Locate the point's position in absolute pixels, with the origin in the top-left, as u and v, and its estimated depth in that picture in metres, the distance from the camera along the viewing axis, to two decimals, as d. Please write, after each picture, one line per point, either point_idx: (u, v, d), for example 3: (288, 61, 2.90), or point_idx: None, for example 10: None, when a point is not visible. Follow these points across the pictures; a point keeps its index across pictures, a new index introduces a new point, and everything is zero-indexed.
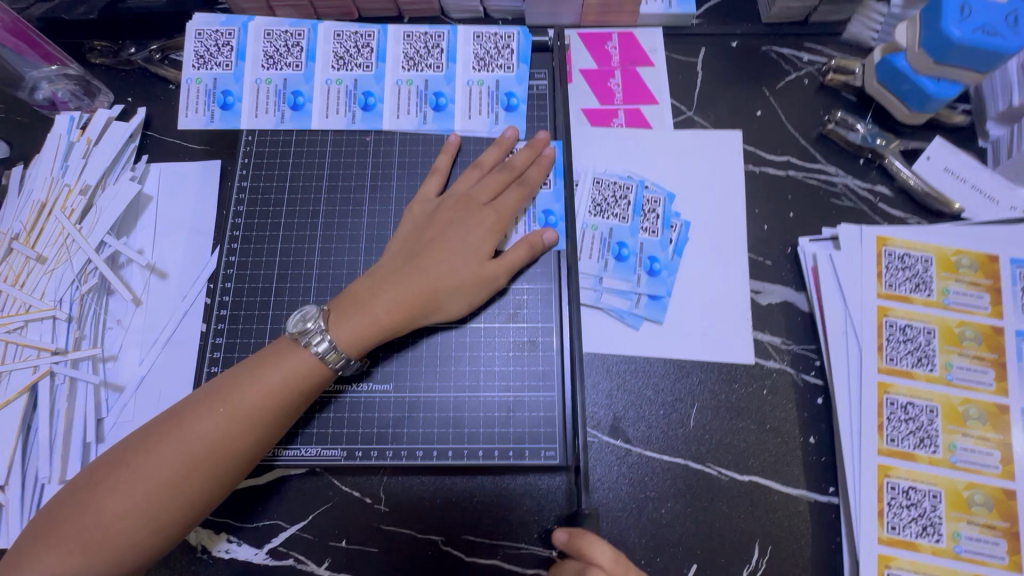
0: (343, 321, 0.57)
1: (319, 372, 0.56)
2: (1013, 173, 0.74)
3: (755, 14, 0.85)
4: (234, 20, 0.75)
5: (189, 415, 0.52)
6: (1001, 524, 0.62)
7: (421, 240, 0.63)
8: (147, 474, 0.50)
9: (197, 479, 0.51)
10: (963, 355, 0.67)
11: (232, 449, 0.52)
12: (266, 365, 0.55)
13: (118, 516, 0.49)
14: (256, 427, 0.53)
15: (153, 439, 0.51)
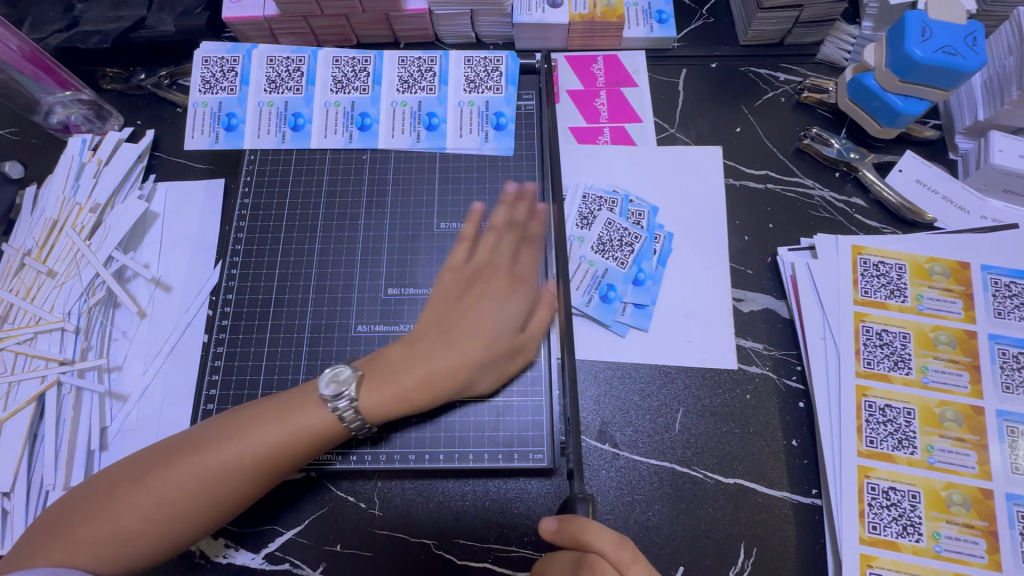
0: (374, 389, 0.58)
1: (334, 428, 0.56)
2: (982, 183, 0.78)
3: (733, 37, 0.90)
4: (239, 48, 0.79)
5: (201, 448, 0.53)
6: (979, 524, 0.63)
7: (447, 309, 0.63)
8: (154, 496, 0.52)
9: (194, 507, 0.52)
10: (938, 358, 0.70)
11: (237, 480, 0.53)
12: (284, 412, 0.56)
13: (119, 529, 0.51)
14: (260, 471, 0.54)
15: (163, 465, 0.53)
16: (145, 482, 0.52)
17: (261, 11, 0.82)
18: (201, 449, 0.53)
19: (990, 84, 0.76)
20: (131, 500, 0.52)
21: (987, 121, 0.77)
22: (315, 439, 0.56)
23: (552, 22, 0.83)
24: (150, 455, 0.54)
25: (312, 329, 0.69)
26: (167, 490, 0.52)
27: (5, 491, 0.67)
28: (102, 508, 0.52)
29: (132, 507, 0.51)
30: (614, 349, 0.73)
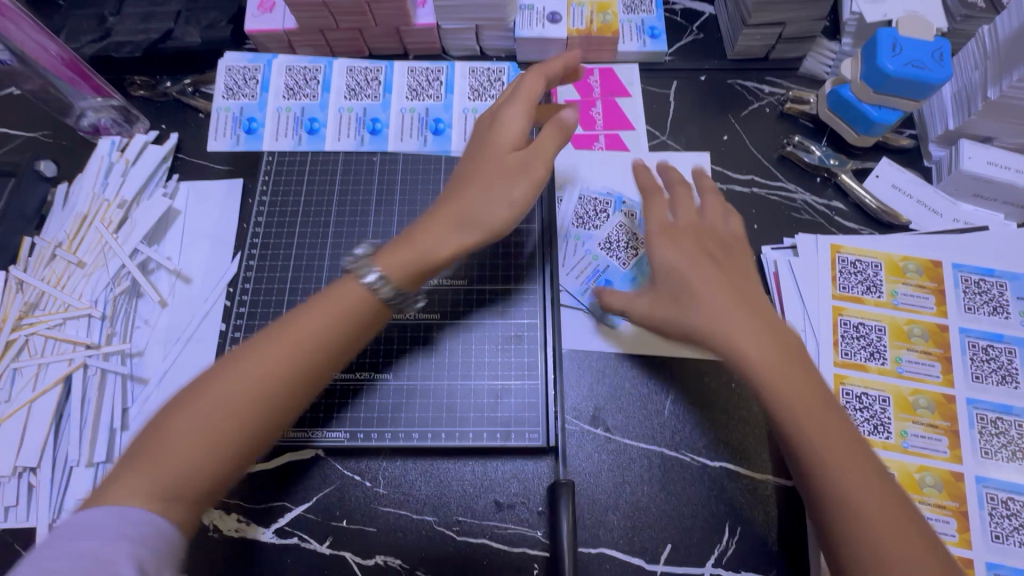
0: (404, 263, 0.58)
1: (369, 304, 0.57)
2: (953, 188, 0.83)
3: (720, 52, 0.96)
4: (260, 58, 0.85)
5: (268, 347, 0.53)
6: (951, 504, 0.67)
7: (455, 190, 0.63)
8: (225, 398, 0.50)
9: (262, 402, 0.51)
10: (911, 349, 0.74)
11: (291, 369, 0.53)
12: (315, 304, 0.57)
13: (186, 453, 0.48)
14: (315, 350, 0.54)
15: (208, 379, 0.52)
16: (198, 399, 0.50)
17: (281, 24, 0.88)
18: (276, 343, 0.54)
19: (959, 96, 0.81)
20: (183, 420, 0.50)
21: (957, 130, 0.82)
22: (367, 319, 0.57)
23: (551, 36, 0.89)
24: (195, 378, 0.52)
25: None
26: (239, 395, 0.51)
27: (32, 466, 0.71)
28: (157, 439, 0.49)
29: (211, 422, 0.50)
30: (598, 342, 0.77)
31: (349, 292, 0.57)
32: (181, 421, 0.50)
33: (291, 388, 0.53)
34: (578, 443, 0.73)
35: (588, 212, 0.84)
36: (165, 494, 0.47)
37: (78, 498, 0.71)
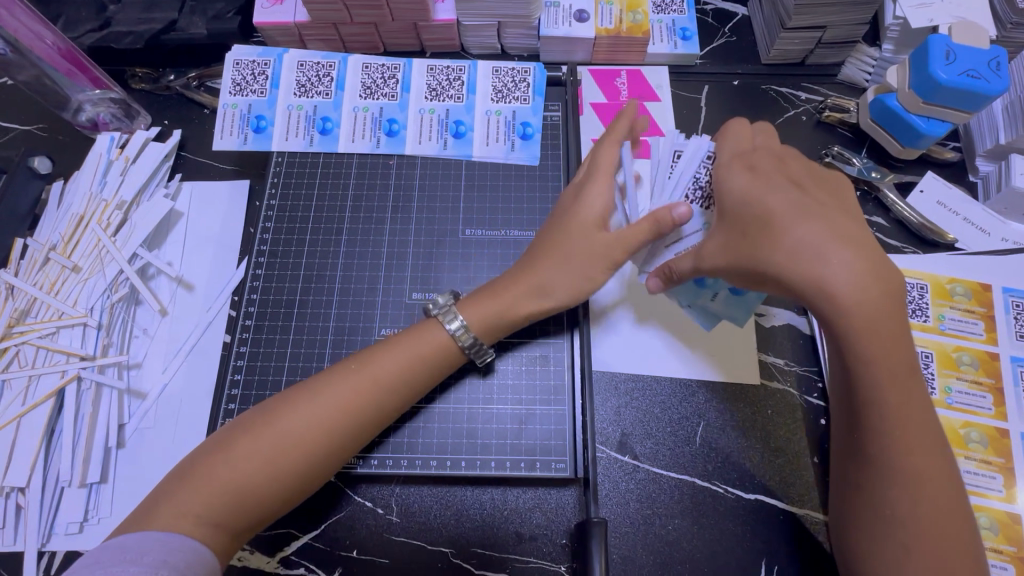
0: (489, 316, 0.62)
1: (445, 347, 0.61)
2: (1003, 206, 0.78)
3: (754, 56, 0.91)
4: (270, 52, 0.80)
5: (343, 380, 0.57)
6: (1008, 548, 0.63)
7: (555, 237, 0.63)
8: (283, 436, 0.54)
9: (319, 442, 0.54)
10: (962, 379, 0.70)
11: (354, 413, 0.56)
12: (392, 343, 0.60)
13: (251, 475, 0.52)
14: (380, 398, 0.57)
15: (285, 404, 0.56)
16: (274, 423, 0.54)
17: (292, 17, 0.83)
18: (350, 379, 0.57)
19: (1011, 108, 0.77)
20: (252, 443, 0.53)
21: (1008, 144, 0.77)
22: (439, 364, 0.61)
23: (578, 35, 0.84)
24: (278, 398, 0.57)
25: (336, 331, 0.69)
26: (308, 426, 0.54)
27: (21, 486, 0.66)
28: (226, 457, 0.53)
29: (279, 446, 0.53)
30: (641, 363, 0.73)
31: (429, 333, 0.61)
32: (251, 443, 0.53)
33: (355, 423, 0.56)
34: (605, 471, 0.68)
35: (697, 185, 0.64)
36: (217, 515, 0.51)
37: (68, 521, 0.66)
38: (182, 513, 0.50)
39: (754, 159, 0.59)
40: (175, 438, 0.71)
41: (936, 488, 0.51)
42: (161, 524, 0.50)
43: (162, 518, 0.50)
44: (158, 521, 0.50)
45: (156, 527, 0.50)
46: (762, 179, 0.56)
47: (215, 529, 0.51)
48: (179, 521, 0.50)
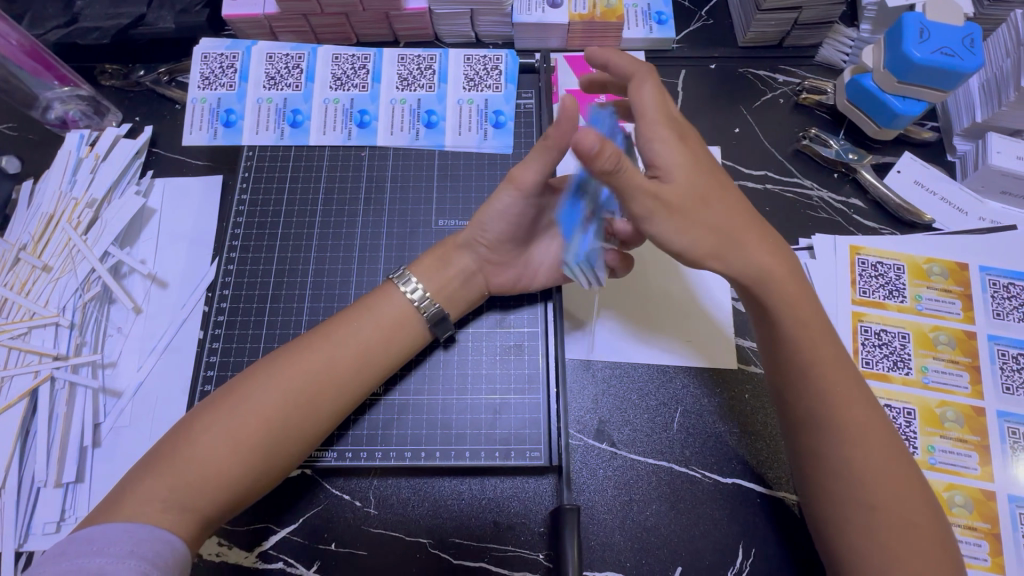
0: (434, 273, 0.64)
1: (405, 313, 0.62)
2: (980, 185, 0.78)
3: (732, 39, 0.90)
4: (238, 44, 0.79)
5: (302, 355, 0.57)
6: (982, 526, 0.63)
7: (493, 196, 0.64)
8: (249, 409, 0.54)
9: (287, 413, 0.55)
10: (938, 358, 0.70)
11: (319, 381, 0.56)
12: (351, 315, 0.61)
13: (217, 448, 0.52)
14: (345, 366, 0.58)
15: (245, 381, 0.56)
16: (233, 399, 0.54)
17: (261, 8, 0.81)
18: (310, 352, 0.57)
19: (987, 85, 0.76)
20: (213, 419, 0.53)
21: (985, 122, 0.77)
22: (402, 332, 0.61)
23: (551, 22, 0.83)
24: (237, 378, 0.57)
25: (309, 325, 0.69)
26: (269, 400, 0.54)
27: None
28: (187, 437, 0.52)
29: (240, 419, 0.53)
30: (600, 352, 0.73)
31: (389, 303, 0.62)
32: (211, 420, 0.53)
33: (318, 394, 0.56)
34: (582, 459, 0.68)
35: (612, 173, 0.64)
36: (182, 497, 0.50)
37: (45, 521, 0.66)
38: (146, 498, 0.50)
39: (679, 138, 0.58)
40: (151, 436, 0.70)
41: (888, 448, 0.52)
42: (128, 512, 0.49)
43: (129, 507, 0.49)
44: (125, 511, 0.49)
45: (124, 517, 0.48)
46: (686, 160, 0.56)
47: (185, 515, 0.50)
48: (145, 508, 0.49)
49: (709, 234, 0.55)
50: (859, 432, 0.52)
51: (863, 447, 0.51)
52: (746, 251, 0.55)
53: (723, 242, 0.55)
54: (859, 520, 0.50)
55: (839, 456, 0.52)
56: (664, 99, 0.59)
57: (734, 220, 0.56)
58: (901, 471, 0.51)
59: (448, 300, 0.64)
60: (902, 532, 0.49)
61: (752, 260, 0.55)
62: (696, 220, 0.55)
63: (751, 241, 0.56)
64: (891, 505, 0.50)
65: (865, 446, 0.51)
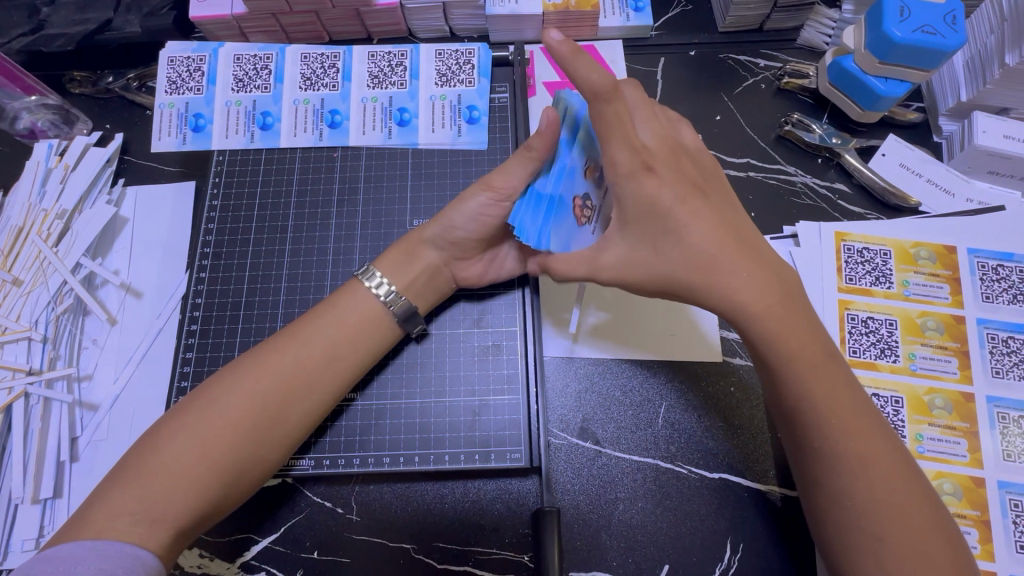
0: (402, 266, 0.63)
1: (372, 310, 0.61)
2: (966, 166, 0.76)
3: (712, 24, 0.88)
4: (205, 47, 0.78)
5: (268, 357, 0.56)
6: (971, 513, 0.62)
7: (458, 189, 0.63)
8: (216, 415, 0.53)
9: (255, 417, 0.54)
10: (926, 345, 0.69)
11: (286, 383, 0.55)
12: (316, 315, 0.60)
13: (183, 457, 0.51)
14: (313, 367, 0.57)
15: (211, 387, 0.55)
16: (199, 406, 0.53)
17: (228, 9, 0.79)
18: (276, 353, 0.56)
19: (971, 63, 0.74)
20: (180, 428, 0.52)
21: (969, 102, 0.75)
22: (370, 329, 0.60)
23: (525, 12, 0.81)
24: (203, 385, 0.55)
25: None
26: (236, 405, 0.53)
27: None
28: (152, 447, 0.51)
29: (207, 427, 0.52)
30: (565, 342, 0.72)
31: (354, 301, 0.61)
32: (177, 429, 0.52)
33: (287, 396, 0.55)
34: (566, 459, 0.67)
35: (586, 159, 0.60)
36: (152, 509, 0.49)
37: (24, 538, 0.65)
38: (117, 512, 0.49)
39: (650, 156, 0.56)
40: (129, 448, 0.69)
41: (889, 464, 0.50)
42: (95, 529, 0.48)
43: (97, 523, 0.48)
44: (91, 529, 0.48)
45: (90, 535, 0.47)
46: (658, 181, 0.55)
47: (154, 528, 0.49)
48: (114, 523, 0.48)
49: (671, 266, 0.55)
50: (860, 459, 0.50)
51: (867, 475, 0.50)
52: (714, 286, 0.54)
53: (690, 276, 0.54)
54: (867, 547, 0.50)
55: (841, 485, 0.51)
56: (629, 127, 0.56)
57: (705, 256, 0.54)
58: (886, 458, 0.51)
59: (414, 294, 0.64)
60: (913, 558, 0.48)
61: (722, 293, 0.54)
62: (656, 254, 0.56)
63: (723, 275, 0.53)
64: (901, 533, 0.49)
65: (870, 472, 0.50)
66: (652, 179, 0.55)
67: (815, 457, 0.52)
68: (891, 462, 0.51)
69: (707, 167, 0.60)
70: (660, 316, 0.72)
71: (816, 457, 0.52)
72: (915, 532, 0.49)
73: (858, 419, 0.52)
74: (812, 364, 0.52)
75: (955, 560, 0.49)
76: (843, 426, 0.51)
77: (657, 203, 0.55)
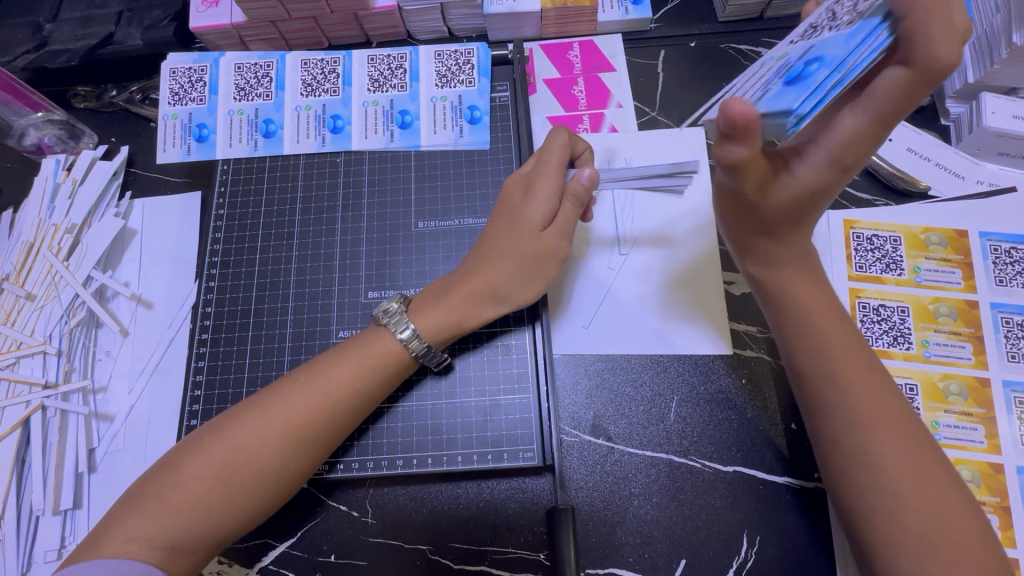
0: (438, 325, 0.61)
1: (396, 355, 0.60)
2: (976, 148, 0.75)
3: (711, 14, 0.87)
4: (206, 57, 0.79)
5: (294, 383, 0.57)
6: (991, 499, 0.61)
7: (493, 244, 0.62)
8: (235, 451, 0.53)
9: (274, 454, 0.54)
10: (939, 331, 0.68)
11: (305, 421, 0.55)
12: (338, 353, 0.59)
13: (202, 491, 0.52)
14: (332, 406, 0.57)
15: (232, 416, 0.56)
16: (218, 438, 0.54)
17: (228, 18, 0.79)
18: (295, 391, 0.56)
19: (978, 43, 0.73)
20: (200, 457, 0.53)
21: (977, 83, 0.74)
22: (388, 368, 0.60)
23: (522, 10, 0.80)
24: (227, 411, 0.57)
25: (293, 338, 0.68)
26: (258, 434, 0.54)
27: None
28: (170, 478, 0.52)
29: (226, 461, 0.53)
30: (582, 316, 0.73)
31: (376, 343, 0.60)
32: (195, 461, 0.53)
33: (309, 426, 0.55)
34: (579, 456, 0.67)
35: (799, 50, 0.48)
36: (169, 537, 0.50)
37: (46, 550, 0.66)
38: (133, 535, 0.50)
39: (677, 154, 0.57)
40: (146, 456, 0.70)
41: (898, 422, 0.53)
42: (114, 550, 0.49)
43: (115, 543, 0.50)
44: (111, 548, 0.49)
45: (110, 555, 0.49)
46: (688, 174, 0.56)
47: (174, 550, 0.50)
48: (131, 546, 0.49)
49: None
50: (871, 416, 0.53)
51: (879, 431, 0.52)
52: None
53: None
54: (886, 506, 0.50)
55: (856, 441, 0.52)
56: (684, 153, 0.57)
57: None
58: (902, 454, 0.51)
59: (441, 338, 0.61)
60: (932, 515, 0.49)
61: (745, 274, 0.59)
62: None
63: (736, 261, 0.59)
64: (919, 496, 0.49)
65: (881, 428, 0.52)
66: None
67: (828, 416, 0.55)
68: (901, 420, 0.53)
69: None
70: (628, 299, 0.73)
71: (828, 415, 0.55)
72: (934, 490, 0.50)
73: (871, 378, 0.55)
74: (810, 330, 0.57)
75: (971, 516, 0.49)
76: (846, 382, 0.54)
77: None
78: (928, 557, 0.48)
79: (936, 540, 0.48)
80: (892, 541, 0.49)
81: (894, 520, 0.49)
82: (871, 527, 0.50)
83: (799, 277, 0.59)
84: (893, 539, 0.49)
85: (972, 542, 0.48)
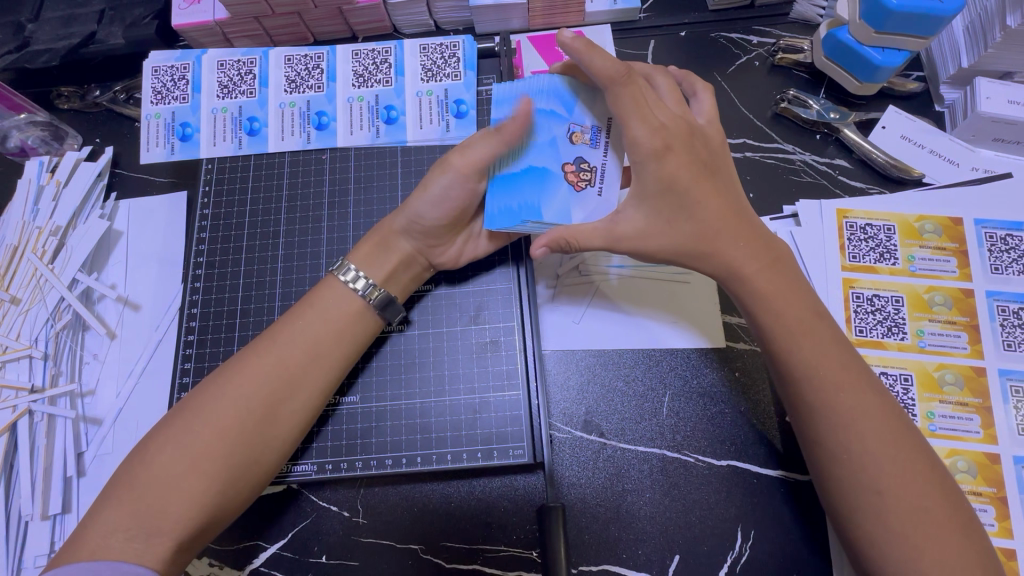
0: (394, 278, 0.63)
1: (353, 305, 0.61)
2: (970, 134, 0.74)
3: (702, 3, 0.85)
4: (188, 55, 0.78)
5: (256, 351, 0.57)
6: (987, 490, 0.61)
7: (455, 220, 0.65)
8: (202, 423, 0.53)
9: (240, 421, 0.54)
10: (934, 320, 0.67)
11: (267, 384, 0.55)
12: (295, 315, 0.60)
13: (174, 472, 0.51)
14: (295, 365, 0.57)
15: (199, 395, 0.55)
16: (185, 417, 0.54)
17: (211, 15, 0.77)
18: (258, 357, 0.57)
19: (973, 29, 0.72)
20: (168, 441, 0.53)
21: (971, 68, 0.73)
22: (350, 326, 0.61)
23: (508, 2, 0.78)
24: (190, 393, 0.56)
25: None
26: (224, 411, 0.54)
27: None
28: (142, 464, 0.52)
29: (193, 437, 0.53)
30: (559, 317, 0.72)
31: (333, 296, 0.61)
32: (166, 442, 0.53)
33: (273, 399, 0.55)
34: (572, 452, 0.66)
35: (572, 125, 0.62)
36: (147, 522, 0.50)
37: (36, 555, 0.65)
38: (112, 528, 0.49)
39: (669, 136, 0.58)
40: None
41: (873, 415, 0.52)
42: (92, 547, 0.49)
43: (94, 541, 0.49)
44: (88, 548, 0.49)
45: (86, 555, 0.48)
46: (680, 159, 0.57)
47: (150, 541, 0.49)
48: (109, 540, 0.49)
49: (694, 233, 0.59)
50: (842, 391, 0.53)
51: (856, 434, 0.51)
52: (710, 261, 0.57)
53: (690, 249, 0.59)
54: (869, 505, 0.50)
55: (835, 444, 0.52)
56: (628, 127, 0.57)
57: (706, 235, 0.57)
58: (881, 427, 0.51)
59: (394, 286, 0.64)
60: (913, 516, 0.49)
61: (728, 262, 0.58)
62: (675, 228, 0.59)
63: (710, 256, 0.58)
64: (892, 465, 0.50)
65: (865, 423, 0.52)
66: (656, 169, 0.57)
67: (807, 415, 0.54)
68: (888, 416, 0.52)
69: (716, 145, 0.61)
70: (616, 283, 0.72)
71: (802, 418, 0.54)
72: (915, 483, 0.50)
73: (832, 378, 0.54)
74: (784, 335, 0.56)
75: (940, 482, 0.51)
76: (816, 357, 0.54)
77: (676, 181, 0.58)
78: (909, 551, 0.48)
79: (907, 503, 0.49)
80: (868, 513, 0.50)
81: (874, 514, 0.50)
82: (849, 502, 0.51)
83: (781, 259, 0.59)
84: (876, 539, 0.50)
85: (948, 530, 0.48)
